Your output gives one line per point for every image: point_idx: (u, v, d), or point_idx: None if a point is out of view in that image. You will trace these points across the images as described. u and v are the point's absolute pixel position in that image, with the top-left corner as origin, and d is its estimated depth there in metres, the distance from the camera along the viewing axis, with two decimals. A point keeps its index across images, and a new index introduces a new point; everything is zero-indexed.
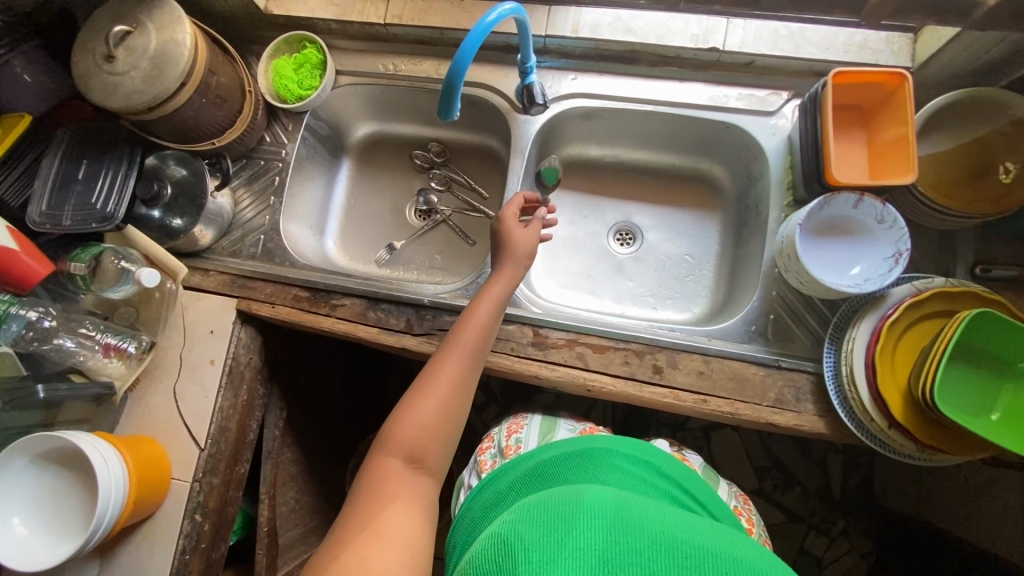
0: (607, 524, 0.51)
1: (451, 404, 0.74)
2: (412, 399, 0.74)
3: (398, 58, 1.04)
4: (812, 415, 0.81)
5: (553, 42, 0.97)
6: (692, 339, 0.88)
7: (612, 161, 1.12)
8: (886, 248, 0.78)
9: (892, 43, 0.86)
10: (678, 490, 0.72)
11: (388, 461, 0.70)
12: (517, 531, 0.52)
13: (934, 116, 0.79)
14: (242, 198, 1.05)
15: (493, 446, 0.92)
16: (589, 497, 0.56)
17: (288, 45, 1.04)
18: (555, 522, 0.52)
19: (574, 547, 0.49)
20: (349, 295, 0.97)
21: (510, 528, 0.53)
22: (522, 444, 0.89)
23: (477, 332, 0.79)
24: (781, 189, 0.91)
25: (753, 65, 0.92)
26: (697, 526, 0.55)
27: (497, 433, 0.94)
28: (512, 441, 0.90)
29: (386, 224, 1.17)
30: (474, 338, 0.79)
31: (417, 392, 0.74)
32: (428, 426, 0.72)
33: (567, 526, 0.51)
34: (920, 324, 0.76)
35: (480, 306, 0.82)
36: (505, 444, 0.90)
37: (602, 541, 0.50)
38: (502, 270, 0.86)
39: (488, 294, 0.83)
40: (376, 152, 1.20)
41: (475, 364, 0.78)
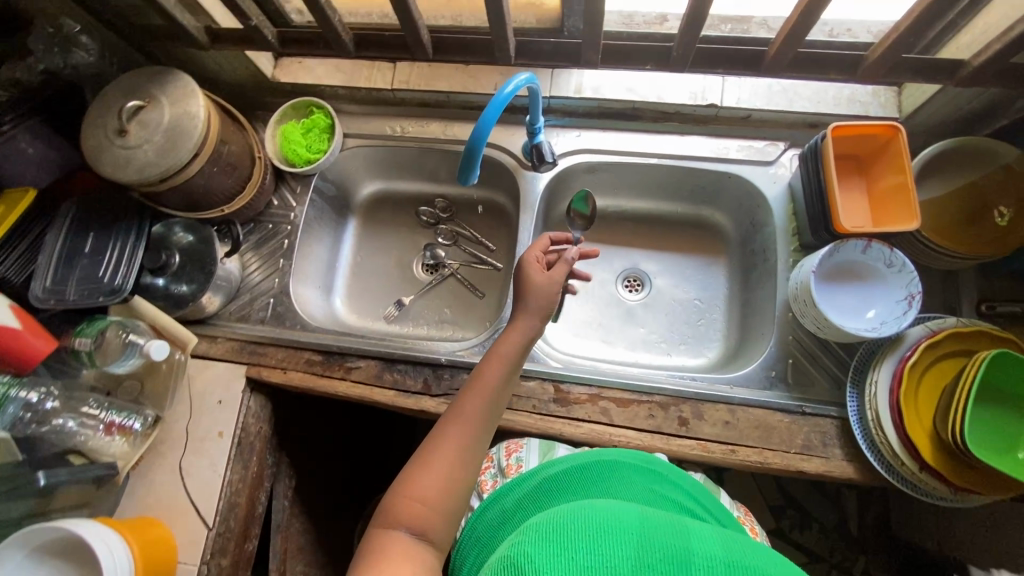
0: (616, 536, 0.47)
1: (461, 471, 0.64)
2: (419, 465, 0.64)
3: (404, 120, 1.07)
4: (841, 461, 0.81)
5: (557, 102, 1.00)
6: (714, 388, 0.88)
7: (616, 210, 1.14)
8: (897, 290, 0.80)
9: (880, 96, 0.91)
10: (690, 505, 0.67)
11: (389, 540, 0.58)
12: (524, 547, 0.47)
13: (929, 164, 0.83)
14: (250, 262, 1.04)
15: (493, 465, 0.85)
16: (594, 509, 0.51)
17: (295, 111, 1.05)
18: (562, 539, 0.47)
19: (584, 564, 0.44)
20: (364, 357, 0.95)
21: (512, 549, 0.48)
22: (523, 464, 0.82)
23: (492, 393, 0.71)
24: (787, 236, 0.94)
25: (749, 119, 0.96)
26: (706, 533, 0.51)
27: (496, 450, 0.87)
28: (513, 459, 0.83)
29: (393, 280, 1.17)
30: (488, 397, 0.70)
31: (424, 457, 0.64)
32: (436, 498, 0.62)
33: (574, 542, 0.46)
34: (940, 364, 0.78)
35: (496, 361, 0.74)
36: (505, 461, 0.83)
37: (610, 555, 0.45)
38: (515, 326, 0.78)
39: (500, 352, 0.75)
40: (381, 209, 1.20)
41: (486, 426, 0.69)
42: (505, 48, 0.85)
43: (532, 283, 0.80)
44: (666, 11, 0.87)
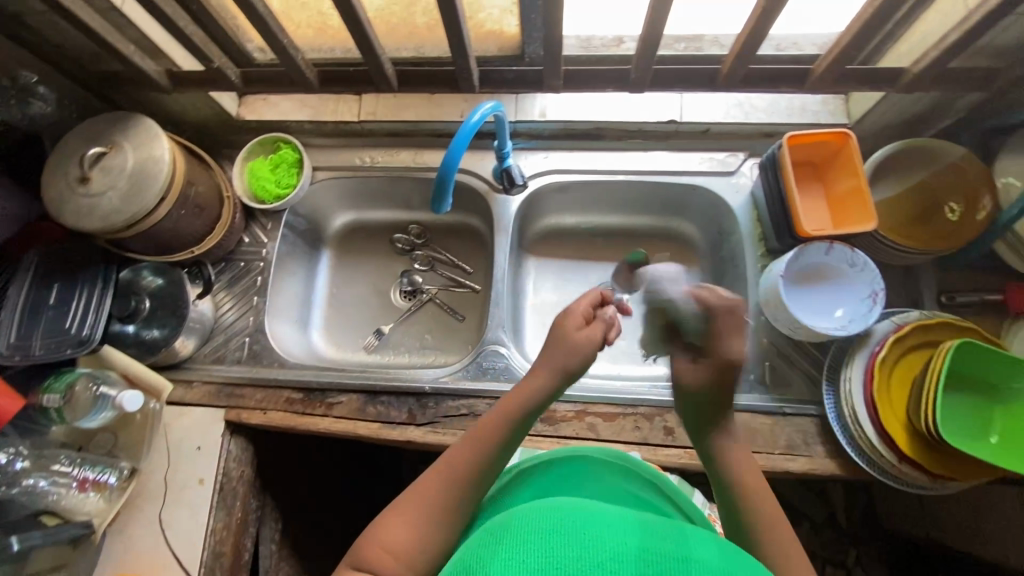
0: (582, 539, 0.42)
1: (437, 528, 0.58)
2: (392, 514, 0.59)
3: (373, 151, 1.07)
4: (824, 458, 0.83)
5: (524, 125, 1.02)
6: None
7: (589, 226, 1.16)
8: (862, 287, 0.82)
9: (829, 104, 0.96)
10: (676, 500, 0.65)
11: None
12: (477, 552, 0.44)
13: (880, 166, 0.87)
14: (223, 302, 1.02)
15: None
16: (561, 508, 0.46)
17: (262, 147, 1.05)
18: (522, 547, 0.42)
19: (537, 570, 0.40)
20: (345, 391, 0.94)
21: (463, 559, 0.44)
22: None
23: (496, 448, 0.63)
24: (753, 242, 0.97)
25: (709, 132, 1.00)
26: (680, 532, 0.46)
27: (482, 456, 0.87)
28: None
29: (371, 309, 1.16)
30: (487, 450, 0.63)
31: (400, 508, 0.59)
32: (404, 554, 0.56)
33: (526, 542, 0.42)
34: (907, 356, 0.80)
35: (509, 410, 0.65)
36: None
37: (567, 559, 0.40)
38: (535, 375, 0.66)
39: (509, 406, 0.65)
40: (355, 240, 1.19)
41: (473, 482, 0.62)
42: (468, 78, 0.87)
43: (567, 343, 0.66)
44: (622, 34, 0.91)
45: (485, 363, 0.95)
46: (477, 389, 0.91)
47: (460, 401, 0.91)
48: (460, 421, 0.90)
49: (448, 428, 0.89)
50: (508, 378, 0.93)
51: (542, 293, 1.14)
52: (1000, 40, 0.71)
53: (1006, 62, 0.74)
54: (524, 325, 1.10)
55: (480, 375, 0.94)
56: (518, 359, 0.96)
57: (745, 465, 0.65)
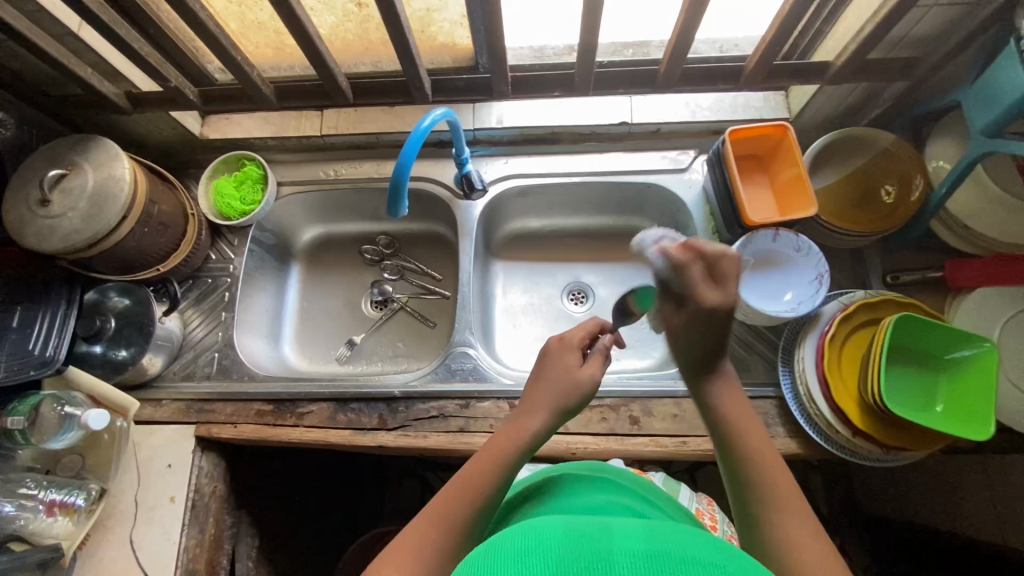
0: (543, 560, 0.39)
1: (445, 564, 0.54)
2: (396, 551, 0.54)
3: (338, 164, 1.10)
4: (785, 438, 0.86)
5: (482, 133, 1.05)
6: (659, 384, 0.92)
7: (553, 228, 1.19)
8: (808, 271, 0.86)
9: (770, 100, 1.01)
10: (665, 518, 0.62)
11: None
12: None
13: (820, 155, 0.91)
14: (191, 320, 1.03)
15: None
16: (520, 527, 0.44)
17: (226, 165, 1.07)
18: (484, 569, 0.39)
19: None
20: (315, 400, 0.94)
21: None
22: None
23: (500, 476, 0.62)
24: (708, 234, 1.01)
25: (660, 132, 1.04)
26: (646, 526, 0.44)
27: None
28: None
29: (342, 321, 1.17)
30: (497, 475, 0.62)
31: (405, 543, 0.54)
32: None
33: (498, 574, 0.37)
34: (856, 334, 0.84)
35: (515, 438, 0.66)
36: None
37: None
38: (526, 412, 0.68)
39: (505, 441, 0.65)
40: (325, 253, 1.21)
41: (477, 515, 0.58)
42: (421, 88, 0.90)
43: (567, 371, 0.70)
44: (570, 43, 0.96)
45: (454, 365, 0.96)
46: (447, 391, 0.93)
47: (430, 403, 0.92)
48: (430, 423, 0.91)
49: (419, 430, 0.90)
50: (476, 378, 0.94)
51: (510, 296, 1.16)
52: (914, 32, 0.76)
53: (923, 52, 0.79)
54: (494, 328, 1.12)
55: (449, 377, 0.95)
56: (485, 360, 0.97)
57: (739, 412, 0.66)
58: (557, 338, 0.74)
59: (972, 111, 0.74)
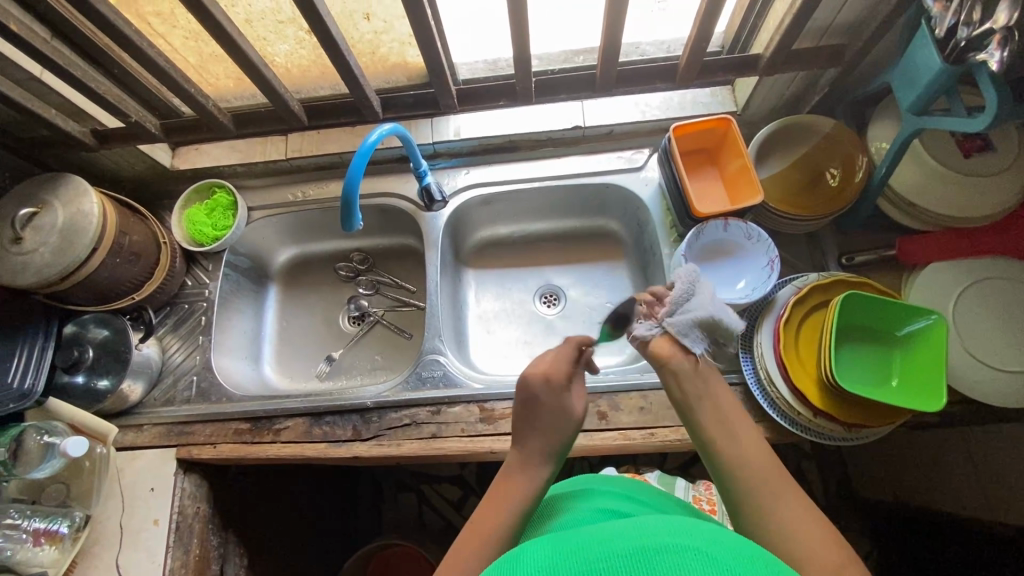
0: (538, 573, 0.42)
1: None
2: None
3: (306, 186, 1.13)
4: (751, 424, 0.87)
5: (441, 146, 1.09)
6: (625, 379, 0.93)
7: (521, 235, 1.21)
8: (760, 257, 0.88)
9: (717, 95, 1.03)
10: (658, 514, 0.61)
11: None
12: None
13: (765, 144, 0.93)
14: (170, 345, 1.05)
15: None
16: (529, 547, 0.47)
17: (197, 194, 1.10)
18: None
19: None
20: (291, 416, 0.96)
21: None
22: None
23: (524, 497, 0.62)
24: (666, 228, 1.03)
25: (613, 133, 1.07)
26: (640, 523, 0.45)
27: None
28: None
29: (321, 338, 1.19)
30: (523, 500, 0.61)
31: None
32: None
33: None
34: (811, 316, 0.85)
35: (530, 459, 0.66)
36: None
37: None
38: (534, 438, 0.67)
39: (517, 478, 0.64)
40: (301, 273, 1.24)
41: (509, 541, 0.58)
42: (371, 107, 0.93)
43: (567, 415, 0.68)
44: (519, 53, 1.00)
45: (425, 373, 0.98)
46: (418, 398, 0.94)
47: (402, 411, 0.94)
48: (403, 431, 0.92)
49: (393, 439, 0.92)
50: (446, 385, 0.96)
51: (483, 303, 1.18)
52: (837, 19, 0.79)
53: (849, 38, 0.82)
54: (467, 335, 1.14)
55: (420, 385, 0.97)
56: (456, 366, 0.99)
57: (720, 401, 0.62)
58: (541, 379, 0.69)
59: (898, 91, 0.77)
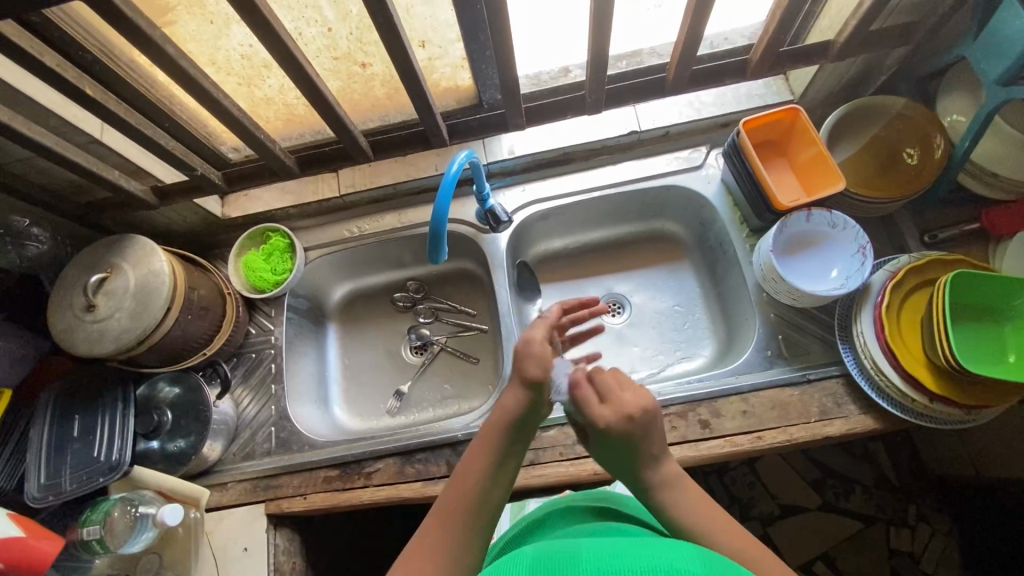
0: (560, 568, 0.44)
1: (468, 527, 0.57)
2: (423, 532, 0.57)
3: (360, 220, 1.11)
4: (859, 416, 0.85)
5: (496, 165, 1.07)
6: (721, 383, 0.91)
7: (577, 246, 1.19)
8: (849, 245, 0.85)
9: (771, 86, 1.02)
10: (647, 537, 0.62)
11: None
12: None
13: (835, 129, 0.91)
14: (242, 397, 1.03)
15: None
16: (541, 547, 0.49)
17: (252, 240, 1.08)
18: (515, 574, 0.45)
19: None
20: (381, 457, 0.93)
21: None
22: None
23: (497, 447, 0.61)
24: (736, 225, 1.01)
25: (669, 134, 1.05)
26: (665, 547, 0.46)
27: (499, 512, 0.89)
28: None
29: (386, 372, 1.17)
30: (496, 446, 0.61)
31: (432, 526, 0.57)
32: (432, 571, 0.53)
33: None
34: (910, 300, 0.83)
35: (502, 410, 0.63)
36: None
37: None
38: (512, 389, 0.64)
39: (492, 423, 0.63)
40: (357, 309, 1.21)
41: (491, 486, 0.60)
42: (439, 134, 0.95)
43: (540, 359, 0.63)
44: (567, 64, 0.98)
45: None
46: None
47: None
48: None
49: None
50: None
51: None
52: None
53: (921, 15, 0.81)
54: None
55: None
56: None
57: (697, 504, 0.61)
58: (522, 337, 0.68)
59: (982, 64, 0.75)
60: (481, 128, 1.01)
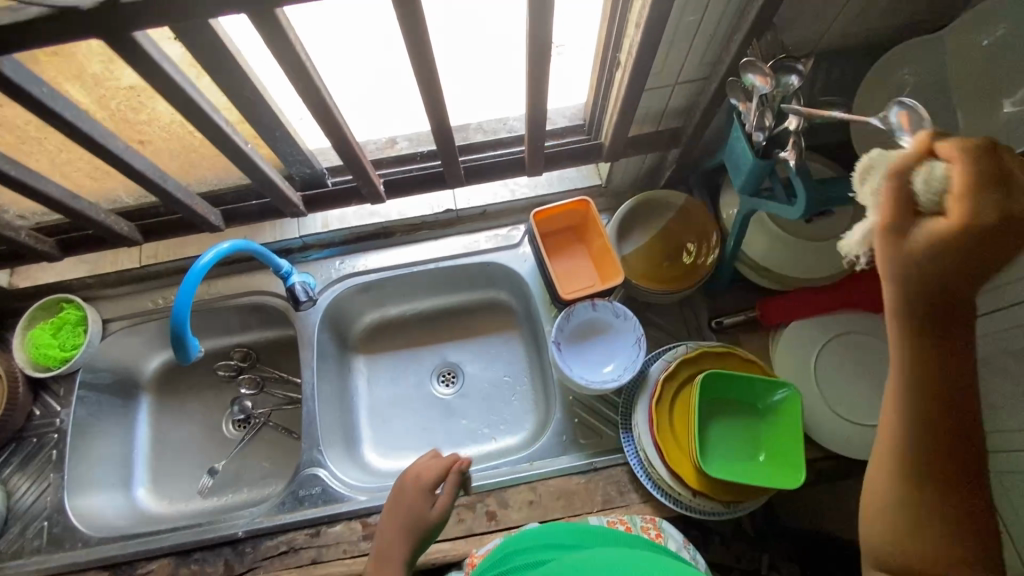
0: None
1: None
2: None
3: (168, 290, 1.06)
4: (639, 505, 0.86)
5: (310, 238, 1.05)
6: (516, 470, 0.90)
7: (412, 313, 1.17)
8: (629, 336, 0.88)
9: (582, 169, 1.05)
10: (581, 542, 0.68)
11: None
12: None
13: (628, 219, 0.94)
14: (15, 487, 0.95)
15: None
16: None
17: (44, 310, 1.01)
18: None
19: None
20: (155, 557, 0.87)
21: None
22: None
23: (404, 539, 0.74)
24: (546, 305, 1.02)
25: (487, 212, 1.07)
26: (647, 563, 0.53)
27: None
28: None
29: (202, 448, 1.10)
30: (400, 533, 0.75)
31: None
32: None
33: None
34: (683, 391, 0.85)
35: (392, 508, 0.78)
36: None
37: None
38: (396, 497, 0.79)
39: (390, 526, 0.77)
40: (176, 378, 1.14)
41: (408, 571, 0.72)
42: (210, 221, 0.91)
43: (404, 500, 0.77)
44: (392, 136, 0.95)
45: (302, 490, 0.91)
46: (295, 521, 0.87)
47: (278, 538, 0.87)
48: (281, 560, 0.85)
49: (269, 570, 0.85)
50: (327, 500, 0.90)
51: (377, 389, 1.13)
52: (673, 105, 0.81)
53: (685, 120, 0.84)
54: (361, 428, 1.09)
55: (297, 505, 0.90)
56: (341, 476, 0.93)
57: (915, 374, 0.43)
58: (412, 479, 0.79)
59: (732, 174, 0.78)
60: (264, 214, 0.96)
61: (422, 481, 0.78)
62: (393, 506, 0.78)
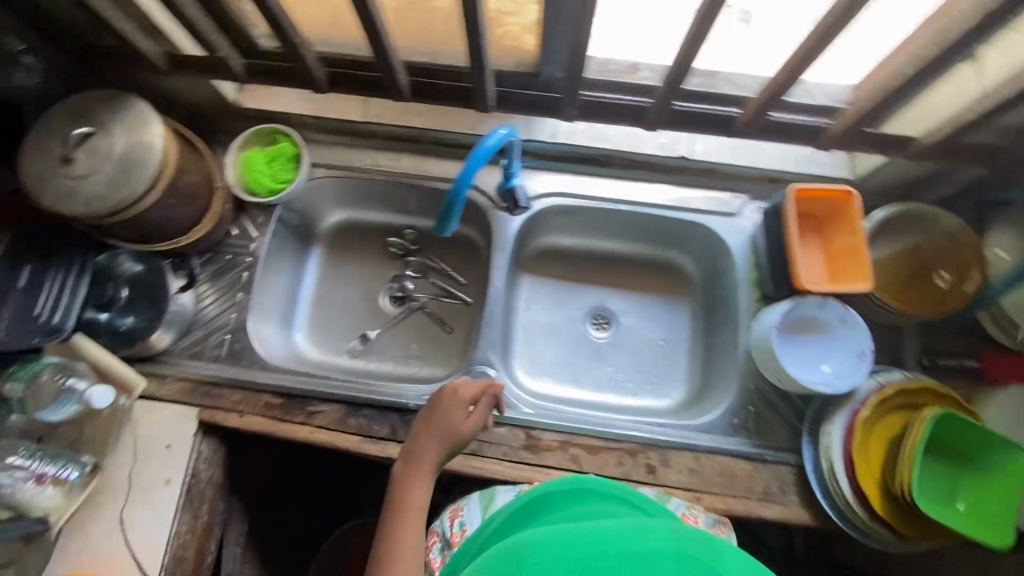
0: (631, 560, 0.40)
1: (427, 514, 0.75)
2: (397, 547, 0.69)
3: (378, 153, 1.05)
4: (799, 508, 0.84)
5: (531, 144, 1.02)
6: (680, 434, 0.90)
7: (587, 249, 1.14)
8: (851, 345, 0.85)
9: (831, 158, 0.98)
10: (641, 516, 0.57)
11: None
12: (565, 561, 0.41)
13: (880, 225, 0.89)
14: (204, 294, 0.99)
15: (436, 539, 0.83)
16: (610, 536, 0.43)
17: (257, 137, 1.01)
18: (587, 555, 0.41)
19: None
20: (326, 401, 0.91)
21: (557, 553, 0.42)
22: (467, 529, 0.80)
23: (435, 451, 0.76)
24: (749, 285, 0.98)
25: (715, 171, 1.01)
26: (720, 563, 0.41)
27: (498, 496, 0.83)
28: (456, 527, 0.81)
29: (358, 312, 1.12)
30: (438, 447, 0.77)
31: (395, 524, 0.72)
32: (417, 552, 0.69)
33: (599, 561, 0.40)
34: (887, 417, 0.82)
35: (429, 417, 0.78)
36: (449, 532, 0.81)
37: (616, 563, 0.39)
38: (438, 408, 0.79)
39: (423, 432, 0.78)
40: (347, 239, 1.15)
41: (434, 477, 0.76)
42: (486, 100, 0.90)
43: (448, 417, 0.78)
44: None
45: None
46: None
47: None
48: None
49: None
50: None
51: (534, 311, 1.12)
52: (1010, 121, 0.74)
53: (1010, 141, 0.77)
54: (515, 344, 1.09)
55: None
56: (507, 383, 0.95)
57: None
58: (449, 392, 0.80)
59: None
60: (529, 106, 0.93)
61: (463, 401, 0.79)
62: (430, 416, 0.78)
